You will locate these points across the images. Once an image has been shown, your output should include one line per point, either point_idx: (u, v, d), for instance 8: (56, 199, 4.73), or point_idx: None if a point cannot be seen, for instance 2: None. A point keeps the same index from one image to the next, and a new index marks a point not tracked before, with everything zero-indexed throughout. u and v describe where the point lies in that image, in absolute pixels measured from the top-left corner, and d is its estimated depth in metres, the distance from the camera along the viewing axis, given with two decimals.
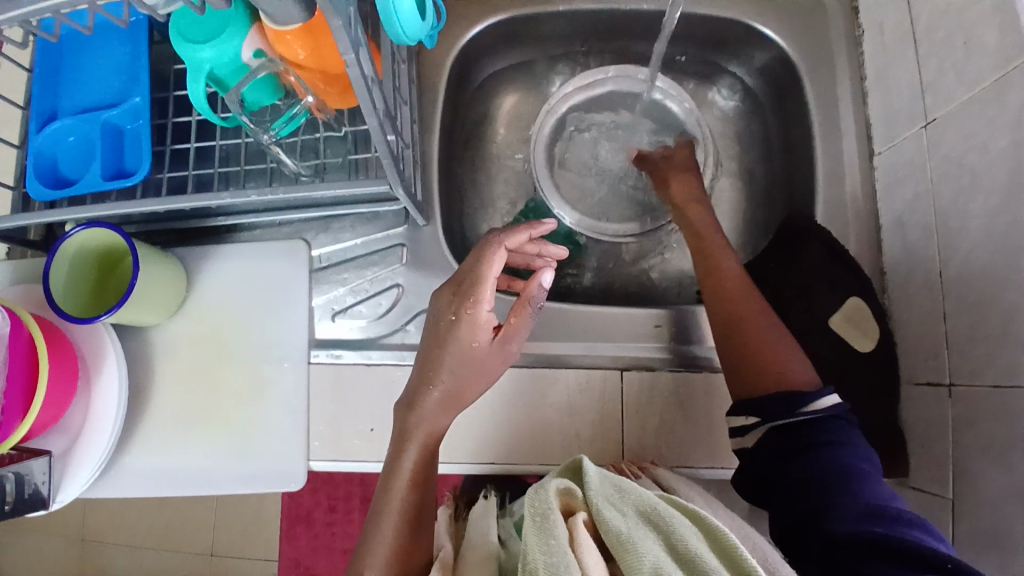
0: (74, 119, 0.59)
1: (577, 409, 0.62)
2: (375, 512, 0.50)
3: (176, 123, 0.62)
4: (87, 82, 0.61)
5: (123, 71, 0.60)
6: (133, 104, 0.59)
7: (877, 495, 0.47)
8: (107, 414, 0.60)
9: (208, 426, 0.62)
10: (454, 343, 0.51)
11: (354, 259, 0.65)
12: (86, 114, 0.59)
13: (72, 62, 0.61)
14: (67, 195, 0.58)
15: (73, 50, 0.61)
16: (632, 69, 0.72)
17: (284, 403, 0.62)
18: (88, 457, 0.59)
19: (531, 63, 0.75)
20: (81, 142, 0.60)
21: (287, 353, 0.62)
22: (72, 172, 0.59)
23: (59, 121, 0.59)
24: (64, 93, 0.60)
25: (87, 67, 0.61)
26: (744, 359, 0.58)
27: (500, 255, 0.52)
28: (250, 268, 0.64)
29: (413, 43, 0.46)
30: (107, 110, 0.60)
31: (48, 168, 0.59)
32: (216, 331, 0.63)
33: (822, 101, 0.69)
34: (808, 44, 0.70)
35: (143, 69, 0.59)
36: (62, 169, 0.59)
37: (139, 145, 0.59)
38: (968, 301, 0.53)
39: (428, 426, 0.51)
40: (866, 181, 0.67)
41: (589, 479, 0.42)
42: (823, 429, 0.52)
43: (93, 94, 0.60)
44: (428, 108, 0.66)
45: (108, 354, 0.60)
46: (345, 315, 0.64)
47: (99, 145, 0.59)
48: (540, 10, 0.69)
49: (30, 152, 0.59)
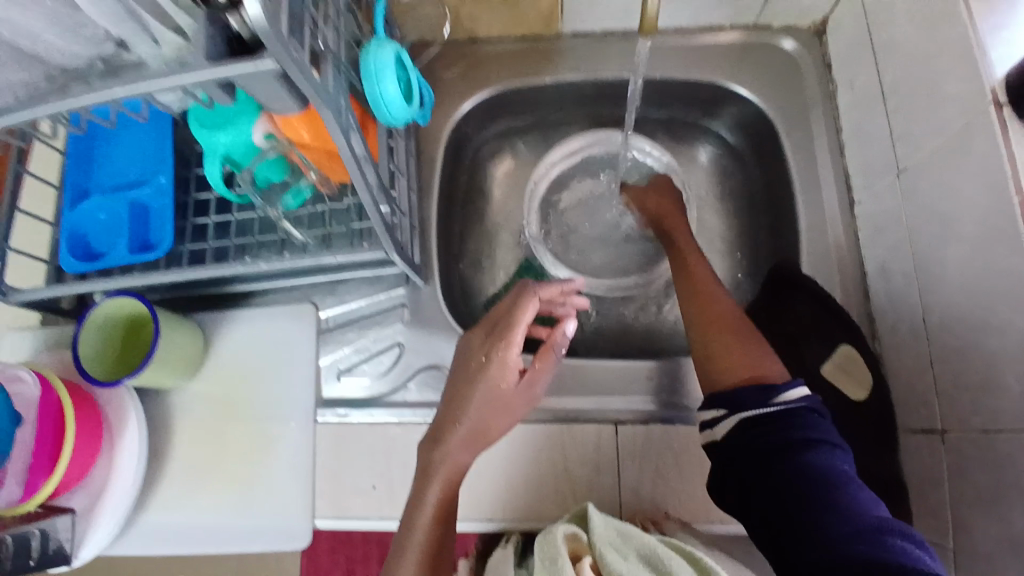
0: (107, 199, 0.65)
1: (573, 462, 0.63)
2: (398, 544, 0.52)
3: (197, 200, 0.68)
4: (117, 165, 0.67)
5: (150, 155, 0.66)
6: (158, 185, 0.65)
7: (863, 504, 0.46)
8: (127, 472, 0.63)
9: (219, 485, 0.65)
10: (483, 383, 0.53)
11: (358, 321, 0.69)
12: (116, 195, 0.65)
13: (105, 148, 0.68)
14: (96, 268, 0.64)
15: (106, 138, 0.68)
16: (609, 133, 0.77)
17: (290, 462, 0.64)
18: (107, 516, 0.62)
19: (524, 130, 0.80)
20: (110, 219, 0.66)
21: (295, 413, 0.65)
22: (102, 248, 0.65)
23: (91, 201, 0.65)
24: (98, 176, 0.67)
25: (118, 152, 0.67)
26: (725, 369, 0.57)
27: (534, 302, 0.54)
28: (259, 332, 0.68)
29: (402, 125, 0.51)
30: (135, 190, 0.66)
31: (82, 245, 0.65)
32: (229, 392, 0.67)
33: (801, 155, 0.72)
34: (784, 102, 0.74)
35: (167, 153, 0.65)
36: (93, 244, 0.65)
37: (163, 222, 0.65)
38: (950, 346, 0.54)
39: (452, 463, 0.53)
40: (848, 230, 0.69)
41: (593, 524, 0.46)
42: (796, 424, 0.51)
43: (123, 176, 0.66)
44: (427, 177, 0.71)
45: (129, 415, 0.64)
46: (350, 374, 0.67)
47: (127, 223, 0.64)
48: (529, 83, 0.74)
49: (65, 230, 0.65)
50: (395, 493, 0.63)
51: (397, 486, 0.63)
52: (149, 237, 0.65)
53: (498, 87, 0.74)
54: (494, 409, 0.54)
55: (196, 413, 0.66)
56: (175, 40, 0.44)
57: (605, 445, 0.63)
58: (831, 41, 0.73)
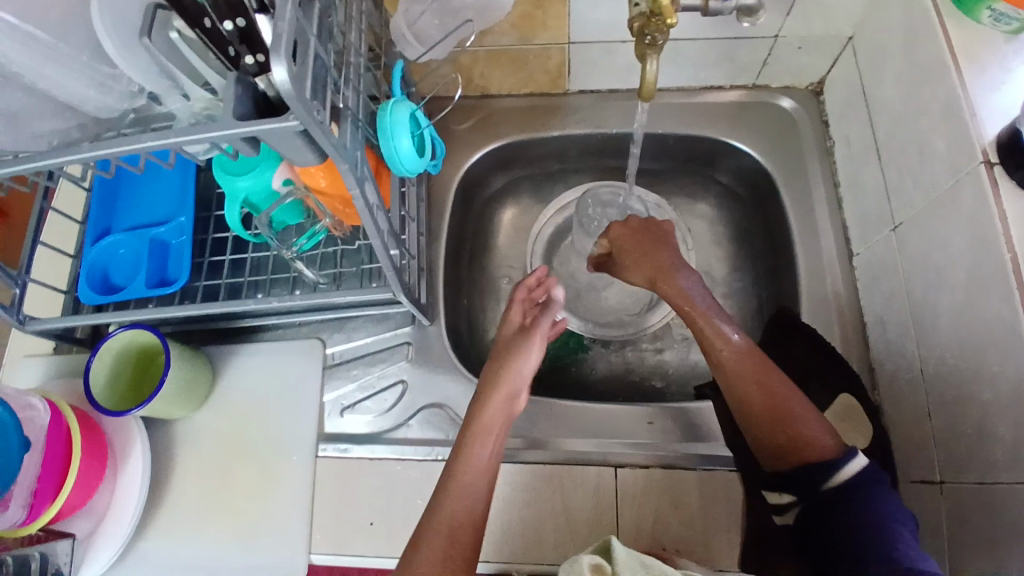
0: (128, 236, 0.68)
1: (571, 505, 0.63)
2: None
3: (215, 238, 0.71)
4: (139, 203, 0.70)
5: (172, 195, 0.69)
6: (178, 223, 0.68)
7: (908, 556, 0.47)
8: (130, 499, 0.64)
9: (219, 518, 0.65)
10: (502, 400, 0.58)
11: (364, 357, 0.70)
12: (137, 231, 0.68)
13: (129, 187, 0.71)
14: (113, 300, 0.66)
15: (131, 177, 0.71)
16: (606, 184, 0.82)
17: (292, 496, 0.65)
18: (107, 545, 0.63)
19: (531, 178, 0.84)
20: (130, 254, 0.68)
21: (297, 448, 0.66)
22: (121, 281, 0.67)
23: (112, 237, 0.68)
24: (120, 213, 0.70)
25: (141, 191, 0.70)
26: (778, 435, 0.56)
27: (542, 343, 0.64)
28: (268, 366, 0.70)
29: (413, 174, 0.54)
30: (156, 227, 0.68)
31: (101, 277, 0.67)
32: (234, 425, 0.68)
33: (800, 207, 0.74)
34: (783, 156, 0.76)
35: (188, 193, 0.68)
36: (112, 278, 0.67)
37: (180, 258, 0.67)
38: (946, 395, 0.55)
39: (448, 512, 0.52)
40: (847, 280, 0.71)
41: (617, 555, 0.44)
42: (861, 493, 0.51)
43: (144, 214, 0.69)
44: (435, 220, 0.74)
45: (135, 442, 0.65)
46: (353, 410, 0.68)
47: (146, 258, 0.67)
48: (537, 135, 0.78)
49: (85, 264, 0.68)
50: (393, 531, 0.63)
51: (395, 524, 0.63)
52: (166, 272, 0.68)
53: (506, 136, 0.77)
54: (496, 426, 0.58)
55: (200, 445, 0.67)
56: (204, 96, 0.49)
57: (604, 489, 0.63)
58: (828, 100, 0.76)
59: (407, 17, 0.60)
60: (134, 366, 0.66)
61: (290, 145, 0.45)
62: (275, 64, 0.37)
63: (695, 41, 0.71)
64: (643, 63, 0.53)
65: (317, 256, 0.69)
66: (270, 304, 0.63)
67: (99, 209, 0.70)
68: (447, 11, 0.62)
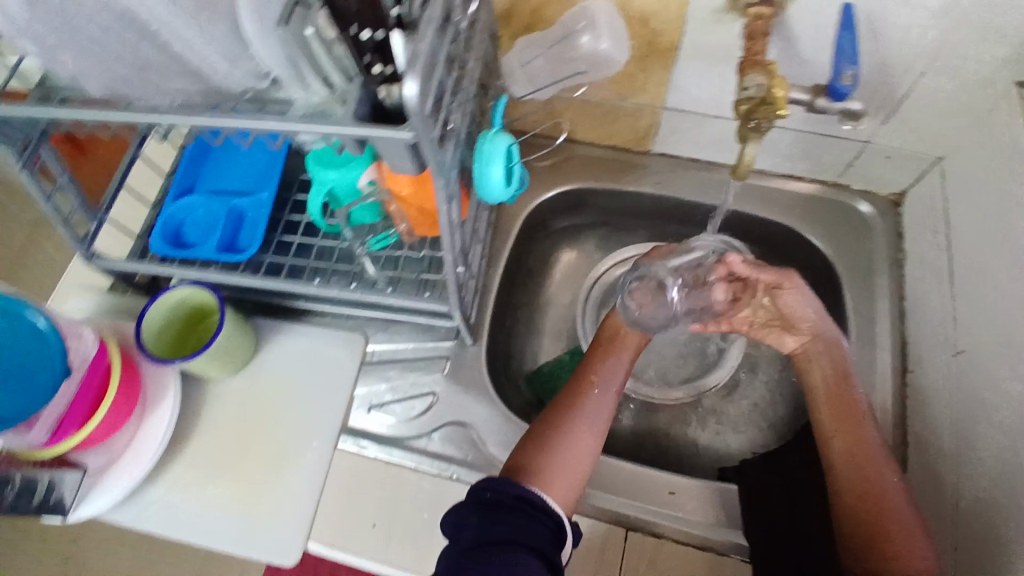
0: (209, 198, 0.71)
1: (576, 557, 0.63)
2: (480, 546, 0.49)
3: (288, 218, 0.73)
4: (225, 171, 0.73)
5: (259, 170, 0.72)
6: (259, 197, 0.70)
7: None
8: (149, 447, 0.65)
9: (229, 484, 0.66)
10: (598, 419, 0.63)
11: (401, 361, 0.72)
12: (219, 196, 0.71)
13: (220, 152, 0.74)
14: (181, 255, 0.68)
15: (224, 144, 0.74)
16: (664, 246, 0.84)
17: (302, 478, 0.65)
18: (114, 486, 0.64)
19: (596, 226, 0.85)
20: (206, 216, 0.71)
21: (318, 434, 0.67)
22: (194, 240, 0.70)
23: (194, 196, 0.71)
24: (206, 175, 0.73)
25: (229, 160, 0.73)
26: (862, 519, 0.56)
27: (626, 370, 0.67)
28: (308, 347, 0.71)
29: (497, 203, 0.56)
30: (237, 196, 0.71)
31: (175, 232, 0.70)
32: (264, 397, 0.69)
33: (861, 311, 0.73)
34: (852, 257, 0.76)
35: (274, 170, 0.71)
36: (186, 235, 0.70)
37: (254, 230, 0.69)
38: (986, 535, 0.53)
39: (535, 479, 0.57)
40: (895, 396, 0.69)
41: None
42: None
43: (228, 181, 0.72)
44: (498, 246, 0.76)
45: (168, 394, 0.66)
46: (379, 409, 0.69)
47: (222, 223, 0.69)
48: (612, 186, 0.79)
49: (163, 216, 0.70)
50: (394, 537, 0.63)
51: (397, 531, 0.64)
52: (237, 240, 0.70)
53: (582, 182, 0.79)
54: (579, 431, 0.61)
55: (227, 409, 0.69)
56: (324, 90, 0.51)
57: (609, 547, 0.63)
58: (907, 214, 0.75)
59: (521, 58, 0.68)
60: (186, 324, 0.68)
61: (395, 152, 0.47)
62: (406, 79, 0.40)
63: (787, 130, 0.72)
64: (743, 144, 0.56)
65: (380, 256, 0.71)
66: (330, 292, 0.65)
67: (185, 166, 0.73)
68: (561, 60, 0.67)
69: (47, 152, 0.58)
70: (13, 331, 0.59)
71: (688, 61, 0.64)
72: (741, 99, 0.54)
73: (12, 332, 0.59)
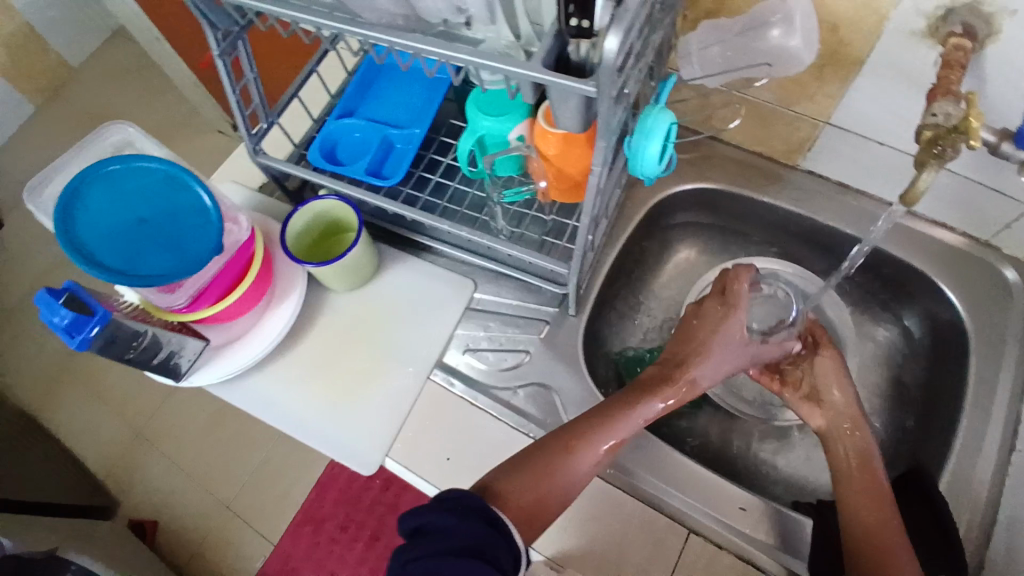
0: (367, 124, 0.76)
1: (632, 540, 0.63)
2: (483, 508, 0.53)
3: (431, 157, 0.77)
4: (385, 102, 0.77)
5: (416, 107, 0.76)
6: (411, 132, 0.75)
7: None
8: (266, 336, 0.71)
9: (325, 387, 0.71)
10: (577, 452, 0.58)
11: (502, 315, 0.74)
12: (375, 124, 0.76)
13: (380, 84, 0.79)
14: (332, 170, 0.74)
15: (386, 77, 0.79)
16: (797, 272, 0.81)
17: (390, 400, 0.69)
18: (230, 361, 0.70)
19: (717, 230, 0.84)
20: (360, 139, 0.76)
21: (414, 360, 0.71)
22: (346, 160, 0.75)
23: (353, 119, 0.76)
24: (367, 103, 0.78)
25: (390, 92, 0.78)
26: None
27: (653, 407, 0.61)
28: (421, 280, 0.75)
29: (642, 177, 0.56)
30: (392, 126, 0.76)
31: (330, 148, 0.75)
32: (371, 316, 0.74)
33: (981, 378, 0.69)
34: (986, 321, 0.72)
35: (431, 109, 0.75)
36: (339, 153, 0.75)
37: (400, 161, 0.74)
38: None
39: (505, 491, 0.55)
40: (999, 472, 0.65)
41: None
42: None
43: (386, 111, 0.77)
44: (620, 227, 0.77)
45: (293, 293, 0.72)
46: (472, 353, 0.72)
47: (373, 148, 0.74)
48: (746, 194, 0.78)
49: (323, 131, 0.76)
50: (465, 473, 0.66)
51: (470, 469, 0.66)
52: (382, 167, 0.74)
53: (717, 183, 0.79)
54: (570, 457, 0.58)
55: (338, 320, 0.74)
56: (513, 38, 0.54)
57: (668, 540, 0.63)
58: None
59: (700, 39, 0.62)
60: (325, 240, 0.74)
61: (568, 106, 0.49)
62: (610, 35, 0.41)
63: (947, 174, 0.69)
64: (919, 170, 0.54)
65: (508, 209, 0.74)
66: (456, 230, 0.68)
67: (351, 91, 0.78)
68: (743, 49, 0.60)
69: (238, 46, 0.64)
70: (177, 198, 0.61)
71: (869, 81, 0.63)
72: (924, 125, 0.53)
73: (173, 202, 0.61)
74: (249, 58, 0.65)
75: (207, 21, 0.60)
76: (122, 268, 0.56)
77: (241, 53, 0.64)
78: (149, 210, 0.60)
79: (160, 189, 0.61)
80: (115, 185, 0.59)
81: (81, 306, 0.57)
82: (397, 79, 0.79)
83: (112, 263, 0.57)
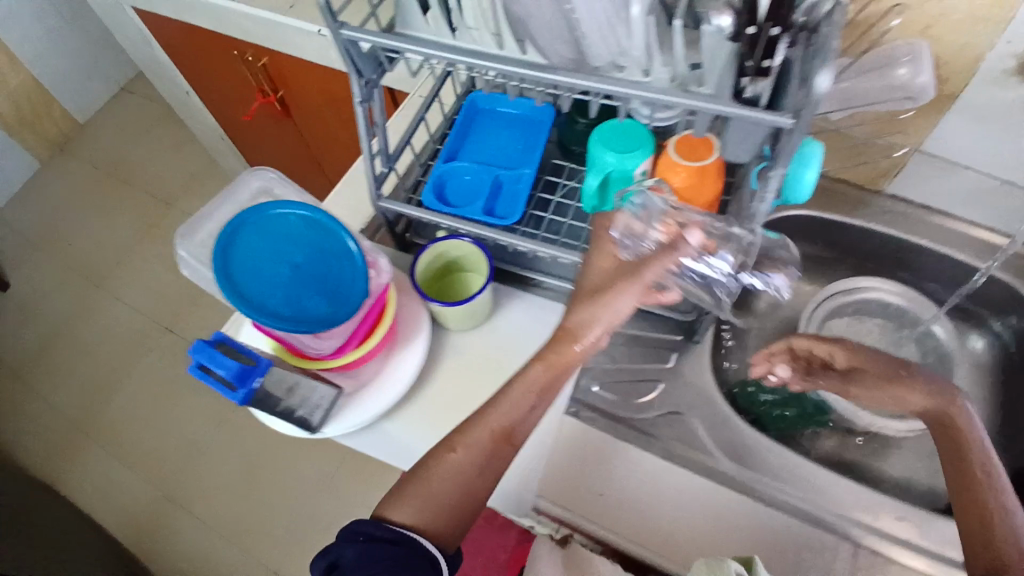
0: (477, 167, 0.77)
1: (799, 566, 0.62)
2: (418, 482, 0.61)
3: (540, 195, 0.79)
4: (488, 145, 0.79)
5: (521, 148, 0.78)
6: (521, 172, 0.76)
7: None
8: (397, 380, 0.70)
9: (462, 428, 0.69)
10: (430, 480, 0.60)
11: (627, 347, 0.75)
12: (483, 166, 0.77)
13: (484, 127, 0.80)
14: (448, 212, 0.74)
15: (488, 121, 0.81)
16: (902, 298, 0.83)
17: (529, 438, 0.68)
18: (364, 407, 0.68)
19: (806, 255, 0.88)
20: (470, 181, 0.77)
21: (548, 397, 0.70)
22: (461, 201, 0.75)
23: (461, 162, 0.77)
24: (473, 146, 0.79)
25: (492, 136, 0.79)
26: None
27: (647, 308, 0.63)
28: (541, 316, 0.75)
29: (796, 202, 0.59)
30: (503, 168, 0.77)
31: (441, 191, 0.76)
32: (496, 355, 0.73)
33: None
34: None
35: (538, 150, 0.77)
36: (450, 195, 0.76)
37: (514, 200, 0.75)
38: None
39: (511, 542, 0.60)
40: None
41: None
42: None
43: (494, 154, 0.78)
44: None
45: (420, 336, 0.71)
46: (604, 387, 0.73)
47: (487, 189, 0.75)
48: (837, 219, 0.82)
49: (432, 175, 0.77)
50: (619, 508, 0.65)
51: (623, 503, 0.65)
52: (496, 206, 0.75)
53: (809, 209, 0.82)
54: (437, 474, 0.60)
55: (465, 360, 0.73)
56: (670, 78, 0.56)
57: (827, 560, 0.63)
58: None
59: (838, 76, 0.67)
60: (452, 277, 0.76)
61: (747, 138, 0.51)
62: (822, 72, 0.44)
63: None
64: None
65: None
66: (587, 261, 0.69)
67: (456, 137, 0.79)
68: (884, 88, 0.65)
69: (373, 96, 0.64)
70: (324, 240, 0.60)
71: (964, 110, 0.69)
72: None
73: (322, 245, 0.59)
74: (379, 110, 0.66)
75: (355, 70, 0.61)
76: (289, 317, 0.55)
77: (375, 103, 0.65)
78: (300, 255, 0.58)
79: (307, 232, 0.59)
80: (266, 232, 0.58)
81: (239, 354, 0.55)
82: (497, 123, 0.80)
83: (275, 309, 0.55)
